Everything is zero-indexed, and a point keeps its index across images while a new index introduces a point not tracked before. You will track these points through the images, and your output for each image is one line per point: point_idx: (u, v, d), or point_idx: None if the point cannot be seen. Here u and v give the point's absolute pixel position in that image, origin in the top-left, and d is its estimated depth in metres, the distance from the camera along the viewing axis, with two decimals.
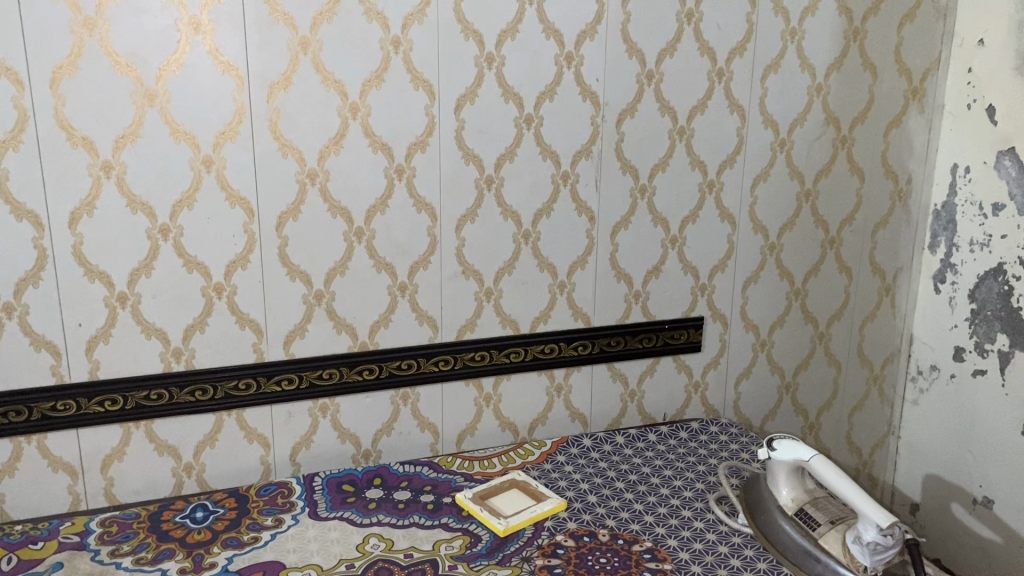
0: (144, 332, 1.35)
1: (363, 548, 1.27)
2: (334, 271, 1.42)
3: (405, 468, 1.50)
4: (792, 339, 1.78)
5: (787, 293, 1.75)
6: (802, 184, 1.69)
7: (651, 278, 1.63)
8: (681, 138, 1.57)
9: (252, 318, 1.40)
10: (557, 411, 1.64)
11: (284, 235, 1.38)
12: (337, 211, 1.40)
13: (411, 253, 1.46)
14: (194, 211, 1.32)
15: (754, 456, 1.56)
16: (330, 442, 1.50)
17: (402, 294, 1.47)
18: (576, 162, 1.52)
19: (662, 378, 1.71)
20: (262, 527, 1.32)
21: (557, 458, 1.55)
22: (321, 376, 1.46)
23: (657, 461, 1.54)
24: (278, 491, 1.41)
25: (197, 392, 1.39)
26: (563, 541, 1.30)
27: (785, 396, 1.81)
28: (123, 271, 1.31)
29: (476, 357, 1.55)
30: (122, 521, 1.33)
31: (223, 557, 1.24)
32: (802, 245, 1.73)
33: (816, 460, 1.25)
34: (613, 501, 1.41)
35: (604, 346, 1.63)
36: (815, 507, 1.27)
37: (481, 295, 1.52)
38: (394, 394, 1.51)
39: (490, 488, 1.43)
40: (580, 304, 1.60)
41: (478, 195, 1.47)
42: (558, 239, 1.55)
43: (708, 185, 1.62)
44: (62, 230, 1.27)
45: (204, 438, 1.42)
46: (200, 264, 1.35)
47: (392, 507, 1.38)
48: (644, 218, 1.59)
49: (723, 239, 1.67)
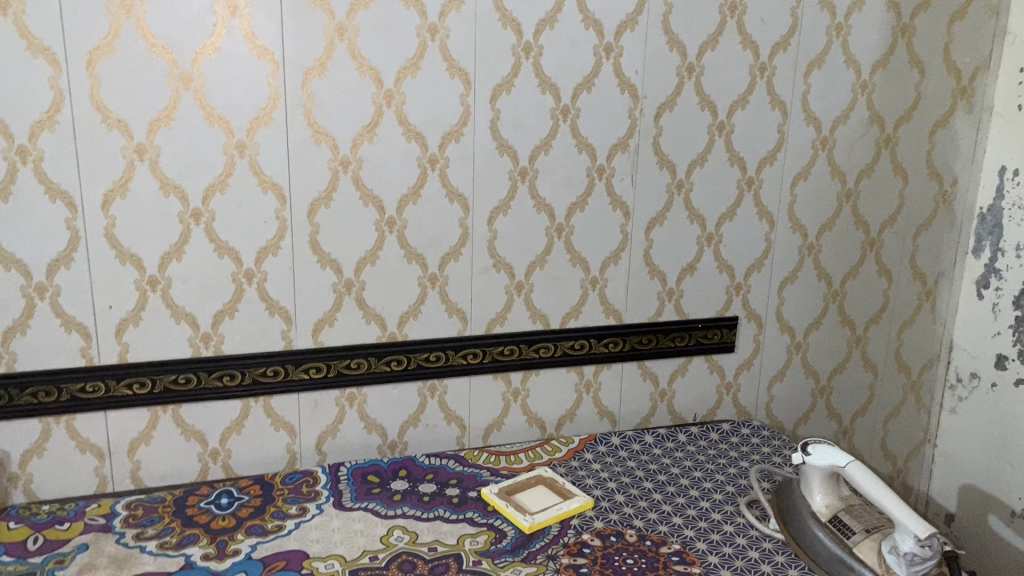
0: (173, 315, 1.34)
1: (387, 540, 1.26)
2: (364, 260, 1.41)
3: (431, 461, 1.49)
4: (829, 342, 1.74)
5: (824, 294, 1.71)
6: (844, 183, 1.65)
7: (686, 276, 1.60)
8: (720, 134, 1.54)
9: (282, 306, 1.39)
10: (586, 409, 1.62)
11: (316, 223, 1.37)
12: (369, 199, 1.38)
13: (442, 244, 1.44)
14: (226, 196, 1.32)
15: (787, 461, 1.53)
16: (356, 433, 1.49)
17: (432, 285, 1.46)
18: (613, 156, 1.49)
19: (694, 377, 1.68)
20: (286, 515, 1.31)
21: (584, 455, 1.53)
22: (349, 366, 1.45)
23: (686, 462, 1.52)
24: (303, 479, 1.41)
25: (225, 378, 1.39)
26: (589, 540, 1.28)
27: (819, 400, 1.78)
28: (154, 255, 1.31)
29: (505, 351, 1.53)
30: (147, 505, 1.33)
31: (246, 544, 1.24)
32: (841, 246, 1.69)
33: (852, 466, 1.21)
34: (641, 501, 1.38)
35: (635, 344, 1.61)
36: (850, 514, 1.24)
37: (512, 288, 1.50)
38: (422, 386, 1.50)
39: (516, 483, 1.41)
40: (612, 300, 1.57)
41: (511, 187, 1.45)
42: (592, 234, 1.52)
43: (747, 182, 1.59)
44: (95, 212, 1.27)
45: (231, 424, 1.41)
46: (231, 250, 1.34)
47: (417, 500, 1.37)
48: (680, 214, 1.56)
49: (760, 238, 1.63)
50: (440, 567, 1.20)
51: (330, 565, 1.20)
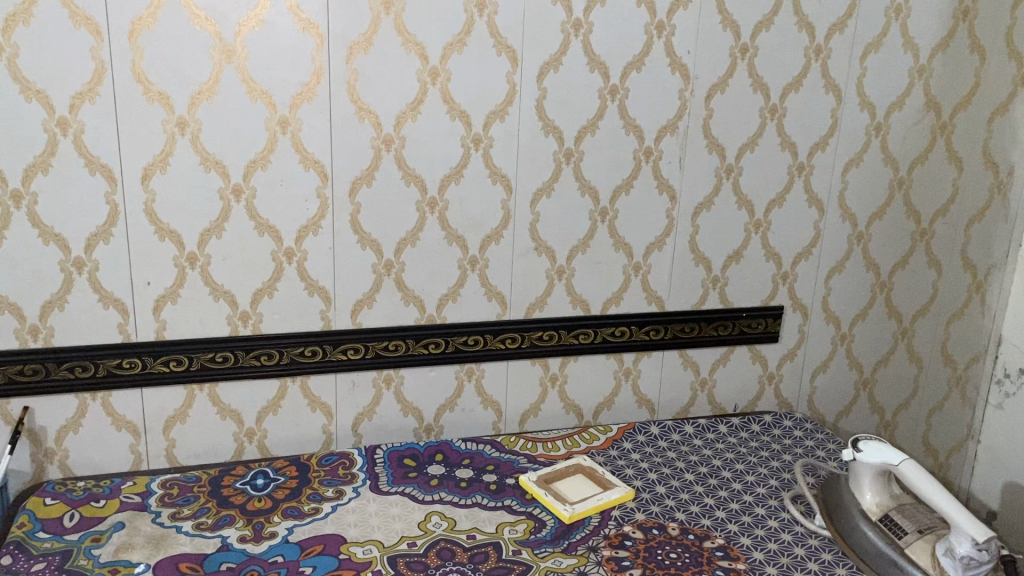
0: (211, 293, 1.32)
1: (425, 526, 1.24)
2: (405, 241, 1.38)
3: (467, 446, 1.46)
4: (874, 334, 1.70)
5: (872, 285, 1.67)
6: (896, 171, 1.60)
7: (731, 264, 1.57)
8: (772, 118, 1.50)
9: (321, 286, 1.37)
10: (625, 396, 1.59)
11: (357, 202, 1.34)
12: (412, 179, 1.35)
13: (485, 226, 1.41)
14: (267, 172, 1.29)
15: (832, 455, 1.49)
16: (392, 415, 1.47)
17: (472, 268, 1.43)
18: (661, 138, 1.45)
19: (735, 367, 1.64)
20: (323, 498, 1.30)
21: (623, 444, 1.49)
22: (388, 348, 1.42)
23: (728, 454, 1.49)
24: (339, 462, 1.39)
25: (262, 357, 1.37)
26: (630, 533, 1.25)
27: (862, 393, 1.74)
28: (194, 231, 1.29)
29: (545, 336, 1.50)
30: (183, 484, 1.32)
31: (283, 527, 1.22)
32: (891, 235, 1.64)
33: (906, 465, 1.17)
34: (683, 493, 1.36)
35: (676, 331, 1.57)
36: (901, 514, 1.20)
37: (553, 273, 1.47)
38: (459, 370, 1.47)
39: (554, 471, 1.38)
40: (655, 287, 1.53)
41: (556, 168, 1.42)
42: (637, 219, 1.48)
43: (798, 168, 1.54)
44: (135, 186, 1.24)
45: (267, 404, 1.39)
46: (272, 228, 1.32)
47: (455, 486, 1.35)
48: (728, 200, 1.52)
49: (809, 226, 1.59)
50: (479, 556, 1.18)
51: (368, 550, 1.18)
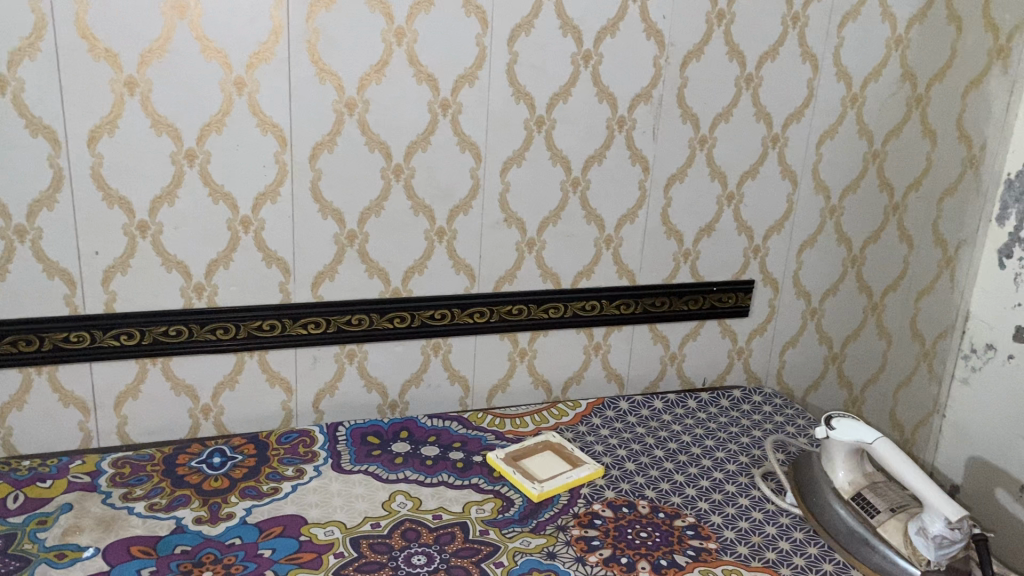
0: (164, 264, 1.26)
1: (389, 506, 1.21)
2: (369, 210, 1.32)
3: (433, 422, 1.42)
4: (845, 309, 1.70)
5: (843, 259, 1.65)
6: (871, 143, 1.58)
7: (703, 237, 1.53)
8: (748, 87, 1.46)
9: (280, 257, 1.31)
10: (594, 371, 1.55)
11: (318, 169, 1.28)
12: (376, 145, 1.29)
13: (453, 196, 1.36)
14: (223, 136, 1.22)
15: (802, 431, 1.48)
16: (356, 391, 1.42)
17: (439, 239, 1.38)
18: (635, 107, 1.41)
19: (706, 342, 1.62)
20: (282, 477, 1.25)
21: (592, 420, 1.46)
22: (350, 322, 1.37)
23: (698, 430, 1.46)
24: (300, 440, 1.35)
25: (218, 331, 1.31)
26: (600, 511, 1.22)
27: (831, 367, 1.74)
28: (145, 197, 1.22)
29: (514, 310, 1.45)
30: (135, 462, 1.27)
31: (241, 508, 1.18)
32: (864, 209, 1.63)
33: (879, 443, 1.15)
34: (653, 470, 1.33)
35: (647, 306, 1.54)
36: (874, 492, 1.19)
37: (524, 245, 1.42)
38: (425, 344, 1.43)
39: (522, 448, 1.35)
40: (626, 260, 1.50)
41: (527, 136, 1.36)
42: (609, 190, 1.44)
43: (772, 139, 1.51)
44: (80, 149, 1.17)
45: (224, 379, 1.34)
46: (227, 195, 1.25)
47: (420, 464, 1.31)
48: (701, 170, 1.48)
49: (782, 199, 1.56)
50: (445, 537, 1.14)
51: (329, 531, 1.15)
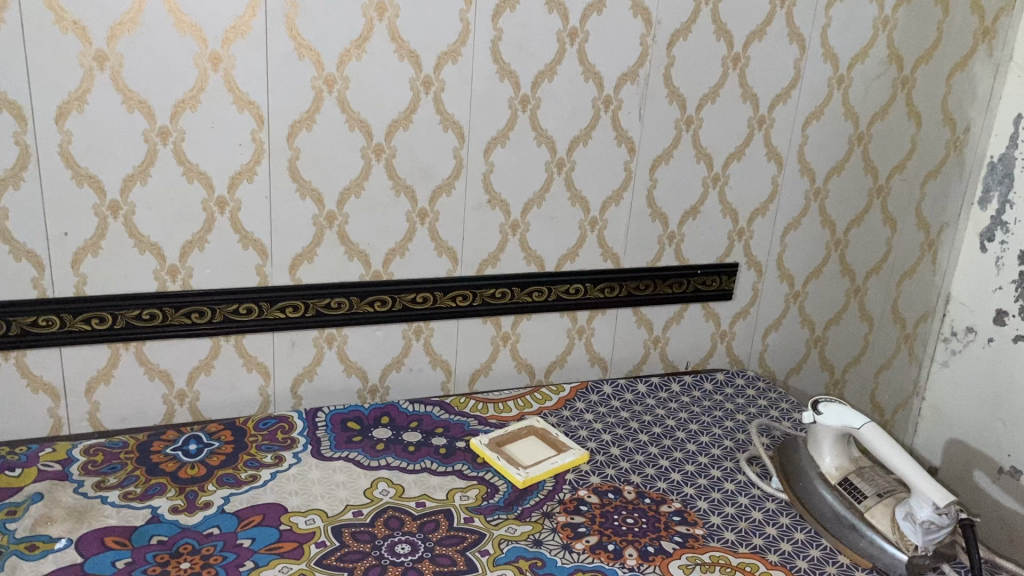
0: (137, 245, 1.22)
1: (371, 494, 1.18)
2: (348, 191, 1.29)
3: (415, 407, 1.40)
4: (828, 292, 1.69)
5: (827, 242, 1.64)
6: (856, 126, 1.57)
7: (688, 219, 1.51)
8: (735, 67, 1.44)
9: (257, 238, 1.27)
10: (577, 355, 1.53)
11: (296, 148, 1.24)
12: (356, 123, 1.26)
13: (434, 176, 1.33)
14: (198, 113, 1.18)
15: (785, 415, 1.47)
16: (335, 375, 1.39)
17: (421, 221, 1.34)
18: (621, 86, 1.38)
19: (689, 325, 1.60)
20: (260, 465, 1.23)
21: (576, 405, 1.44)
22: (330, 306, 1.34)
23: (682, 414, 1.45)
24: (278, 426, 1.32)
25: (193, 315, 1.27)
26: (586, 497, 1.20)
27: (813, 350, 1.73)
28: (116, 175, 1.17)
29: (497, 294, 1.43)
30: (108, 450, 1.23)
31: (219, 496, 1.15)
32: (849, 191, 1.61)
33: (867, 428, 1.15)
34: (638, 455, 1.32)
35: (632, 289, 1.52)
36: (861, 478, 1.18)
37: (507, 227, 1.40)
38: (407, 328, 1.40)
39: (505, 434, 1.33)
40: (610, 243, 1.48)
41: (511, 116, 1.33)
42: (593, 171, 1.42)
43: (758, 121, 1.49)
44: (48, 126, 1.12)
45: (199, 363, 1.30)
46: (202, 174, 1.21)
47: (402, 450, 1.29)
48: (687, 152, 1.46)
49: (767, 181, 1.55)
50: (429, 525, 1.12)
51: (310, 520, 1.12)
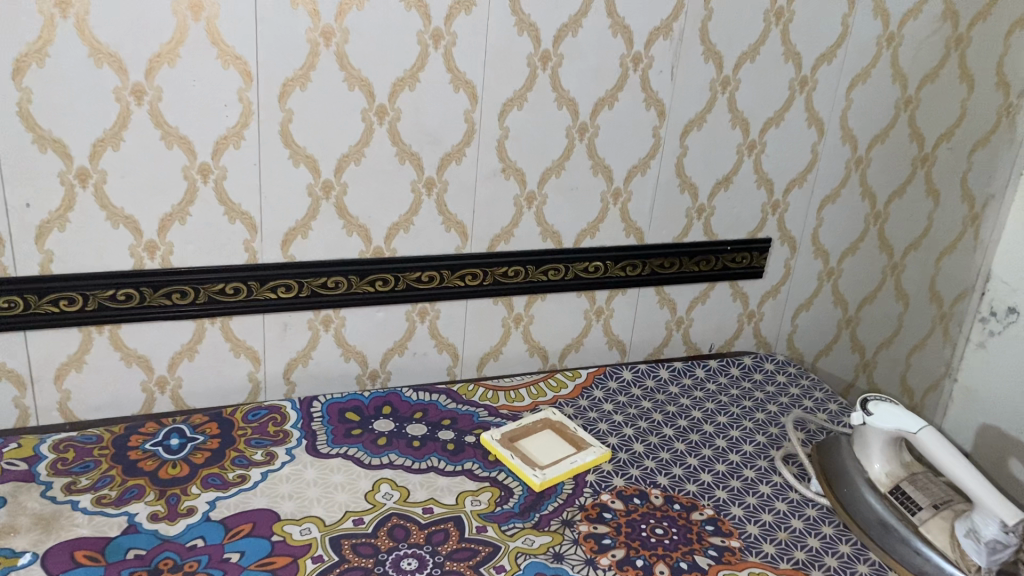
0: (109, 218, 1.08)
1: (373, 498, 1.07)
2: (347, 158, 1.15)
3: (419, 396, 1.28)
4: (863, 269, 1.55)
5: (866, 216, 1.51)
6: (904, 89, 1.42)
7: (719, 190, 1.38)
8: (778, 22, 1.29)
9: (244, 211, 1.13)
10: (594, 337, 1.41)
11: (289, 109, 1.10)
12: (356, 82, 1.11)
13: (443, 142, 1.19)
14: (177, 68, 1.04)
15: (820, 406, 1.35)
16: (331, 360, 1.26)
17: (428, 192, 1.21)
18: (652, 42, 1.23)
19: (715, 305, 1.48)
20: (250, 463, 1.11)
21: (593, 394, 1.32)
22: (326, 285, 1.21)
23: (709, 404, 1.33)
24: (269, 417, 1.20)
25: (174, 295, 1.14)
26: (610, 503, 1.09)
27: (844, 331, 1.61)
28: (84, 140, 1.03)
29: (509, 272, 1.30)
30: (79, 446, 1.11)
31: (204, 501, 1.04)
32: (892, 160, 1.48)
33: (925, 433, 1.03)
34: (663, 453, 1.20)
35: (655, 267, 1.39)
36: (914, 486, 1.07)
37: (523, 199, 1.26)
38: (411, 309, 1.27)
39: (519, 428, 1.21)
40: (634, 217, 1.35)
41: (530, 75, 1.19)
42: (619, 137, 1.28)
43: (801, 82, 1.35)
44: (4, 83, 0.98)
45: (181, 348, 1.18)
46: (182, 138, 1.07)
47: (406, 446, 1.17)
48: (722, 116, 1.33)
49: (806, 149, 1.41)
50: (438, 536, 1.01)
51: (305, 530, 1.01)
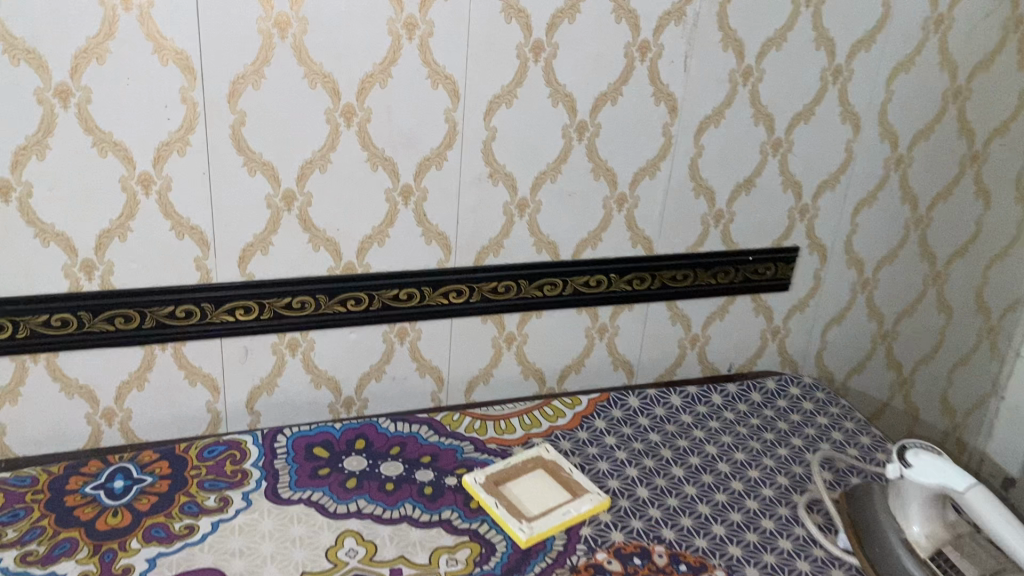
0: (37, 236, 0.95)
1: (334, 556, 0.94)
2: (310, 164, 1.01)
3: (397, 427, 1.15)
4: (902, 280, 1.39)
5: (906, 221, 1.34)
6: (953, 78, 1.25)
7: (740, 195, 1.23)
8: (808, 4, 1.13)
9: (194, 226, 1.00)
10: (598, 357, 1.27)
11: (240, 111, 0.96)
12: (317, 78, 0.97)
13: (421, 145, 1.04)
14: (107, 65, 0.90)
15: (851, 439, 1.20)
16: (300, 388, 1.13)
17: (405, 201, 1.07)
18: (662, 29, 1.08)
19: (734, 320, 1.33)
20: (199, 511, 0.98)
21: (594, 424, 1.19)
22: (291, 306, 1.07)
23: (724, 438, 1.19)
24: (226, 455, 1.07)
25: (116, 320, 1.01)
26: (605, 564, 0.95)
27: (879, 346, 1.45)
28: (3, 149, 0.90)
29: (500, 289, 1.16)
30: (11, 490, 0.99)
31: (143, 558, 0.91)
32: (937, 159, 1.31)
33: (972, 493, 0.88)
34: (670, 499, 1.06)
35: (666, 280, 1.24)
36: (960, 552, 0.92)
37: (514, 208, 1.12)
38: (389, 331, 1.14)
39: (507, 469, 1.08)
40: (642, 225, 1.19)
41: (520, 68, 1.04)
42: (624, 137, 1.13)
43: (833, 72, 1.19)
44: None
45: (129, 377, 1.05)
46: (117, 145, 0.93)
47: (378, 490, 1.04)
48: (743, 112, 1.17)
49: (839, 147, 1.25)
50: None
51: None
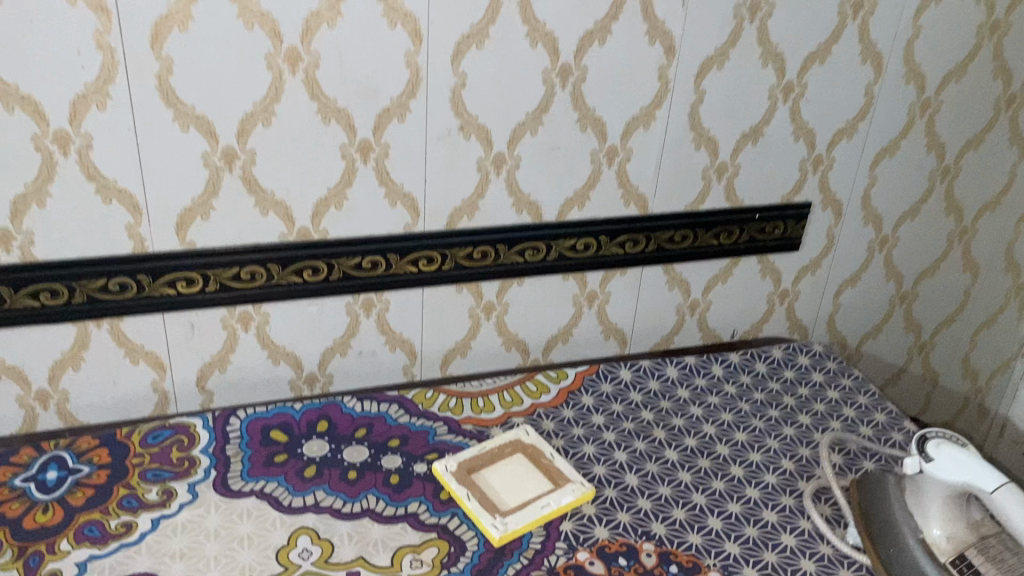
0: None
1: (285, 558, 0.84)
2: (253, 118, 0.89)
3: (364, 407, 1.04)
4: (924, 236, 1.26)
5: (931, 172, 1.21)
6: (990, 11, 1.11)
7: (745, 146, 1.10)
8: None
9: (123, 190, 0.88)
10: (587, 325, 1.16)
11: (167, 58, 0.83)
12: (254, 18, 0.84)
13: (380, 95, 0.91)
14: (4, 7, 0.77)
15: (864, 416, 1.09)
16: (256, 365, 1.03)
17: (364, 158, 0.95)
18: None
19: (738, 284, 1.21)
20: (140, 506, 0.89)
21: (581, 402, 1.08)
22: (239, 278, 0.96)
23: (724, 416, 1.08)
24: (174, 440, 0.97)
25: (42, 296, 0.90)
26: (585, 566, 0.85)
27: (897, 309, 1.32)
28: None
29: (476, 254, 1.04)
30: None
31: (73, 562, 0.82)
32: (968, 103, 1.17)
33: (1001, 494, 0.77)
34: (663, 487, 0.96)
35: (663, 242, 1.12)
36: (984, 556, 0.80)
37: (489, 163, 0.99)
38: (352, 302, 1.03)
39: (482, 455, 0.97)
40: (635, 182, 1.07)
41: (492, 4, 0.90)
42: (614, 82, 0.99)
43: (854, 5, 1.04)
44: None
45: (62, 357, 0.95)
46: (26, 99, 0.81)
47: (339, 480, 0.94)
48: (749, 52, 1.03)
49: (859, 90, 1.11)
50: None
51: None
